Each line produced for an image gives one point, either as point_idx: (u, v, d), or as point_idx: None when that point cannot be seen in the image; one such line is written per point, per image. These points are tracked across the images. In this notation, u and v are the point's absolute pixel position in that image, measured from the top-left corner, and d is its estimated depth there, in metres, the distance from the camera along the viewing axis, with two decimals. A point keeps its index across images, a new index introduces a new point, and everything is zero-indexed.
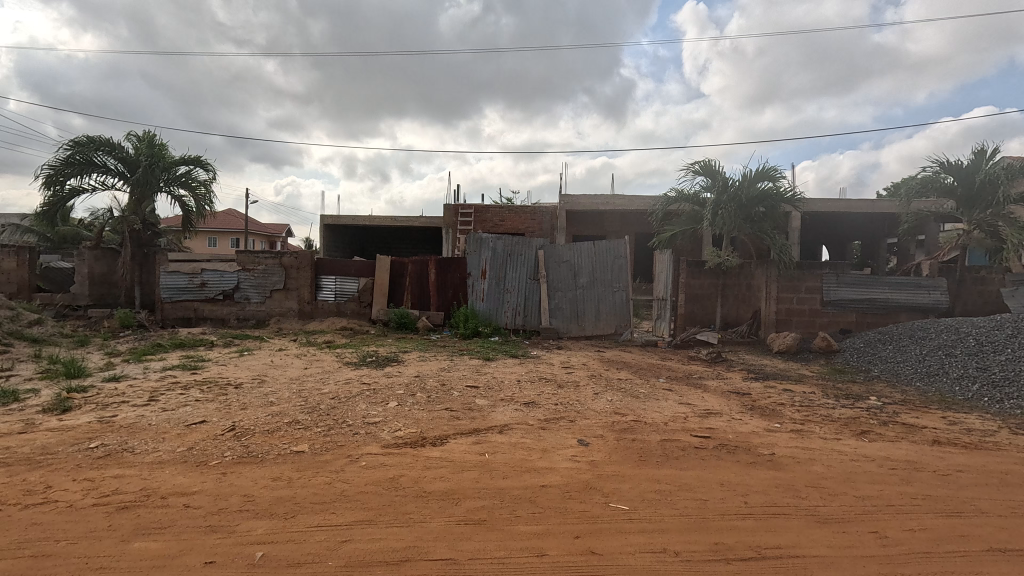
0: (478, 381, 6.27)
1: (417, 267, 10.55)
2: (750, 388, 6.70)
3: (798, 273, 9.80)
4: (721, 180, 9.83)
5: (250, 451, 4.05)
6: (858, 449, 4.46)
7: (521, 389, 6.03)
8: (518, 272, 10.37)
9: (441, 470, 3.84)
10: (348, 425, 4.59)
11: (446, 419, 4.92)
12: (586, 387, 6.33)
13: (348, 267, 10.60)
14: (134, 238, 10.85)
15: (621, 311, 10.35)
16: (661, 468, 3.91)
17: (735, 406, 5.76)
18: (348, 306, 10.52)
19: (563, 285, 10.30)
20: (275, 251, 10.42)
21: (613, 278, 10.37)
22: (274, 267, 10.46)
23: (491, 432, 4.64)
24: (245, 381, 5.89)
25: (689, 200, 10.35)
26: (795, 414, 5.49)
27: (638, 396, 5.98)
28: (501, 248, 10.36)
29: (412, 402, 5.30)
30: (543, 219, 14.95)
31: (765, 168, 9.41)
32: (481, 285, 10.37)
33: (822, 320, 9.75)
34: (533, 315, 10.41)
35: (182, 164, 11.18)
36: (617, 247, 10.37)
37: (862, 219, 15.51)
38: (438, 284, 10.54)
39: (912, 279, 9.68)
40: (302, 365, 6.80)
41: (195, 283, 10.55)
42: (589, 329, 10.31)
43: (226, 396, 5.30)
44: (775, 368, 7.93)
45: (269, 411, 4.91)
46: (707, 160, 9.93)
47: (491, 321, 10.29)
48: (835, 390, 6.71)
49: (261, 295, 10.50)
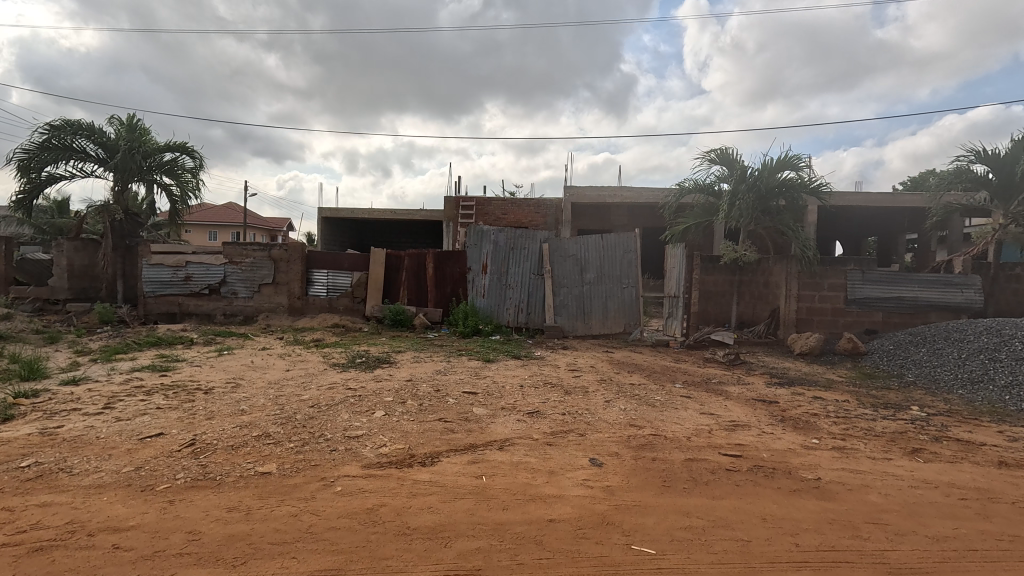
0: (476, 385, 5.68)
1: (414, 261, 9.97)
2: (777, 395, 6.08)
3: (821, 270, 9.13)
4: (739, 169, 9.17)
5: (207, 473, 3.46)
6: (915, 472, 3.85)
7: (524, 396, 5.43)
8: (522, 267, 9.79)
9: (429, 499, 3.25)
10: (326, 440, 3.99)
11: (439, 431, 4.33)
12: (596, 393, 5.73)
13: (341, 261, 10.01)
14: (115, 229, 10.27)
15: (630, 309, 9.64)
16: (690, 498, 3.30)
17: (764, 417, 5.15)
18: (341, 301, 9.92)
19: (568, 281, 9.72)
20: (265, 243, 9.87)
21: (622, 273, 9.67)
22: (263, 260, 9.89)
23: (490, 449, 4.05)
24: (217, 386, 5.29)
25: (703, 191, 9.73)
26: (833, 427, 4.88)
27: (654, 404, 5.37)
28: (504, 241, 9.77)
29: (401, 411, 4.70)
30: (547, 213, 14.32)
31: (788, 156, 8.74)
32: (482, 281, 9.79)
33: (846, 319, 9.10)
34: (537, 313, 9.82)
35: (166, 151, 10.63)
36: (627, 240, 9.62)
37: (881, 213, 14.84)
38: (436, 279, 9.93)
39: (943, 277, 9.05)
40: (285, 366, 6.20)
41: (179, 277, 9.95)
42: (595, 327, 9.70)
43: (192, 403, 4.71)
44: (799, 373, 7.32)
45: (238, 421, 4.31)
46: (724, 147, 9.27)
47: (492, 319, 9.71)
48: (870, 397, 6.09)
49: (249, 290, 9.92)
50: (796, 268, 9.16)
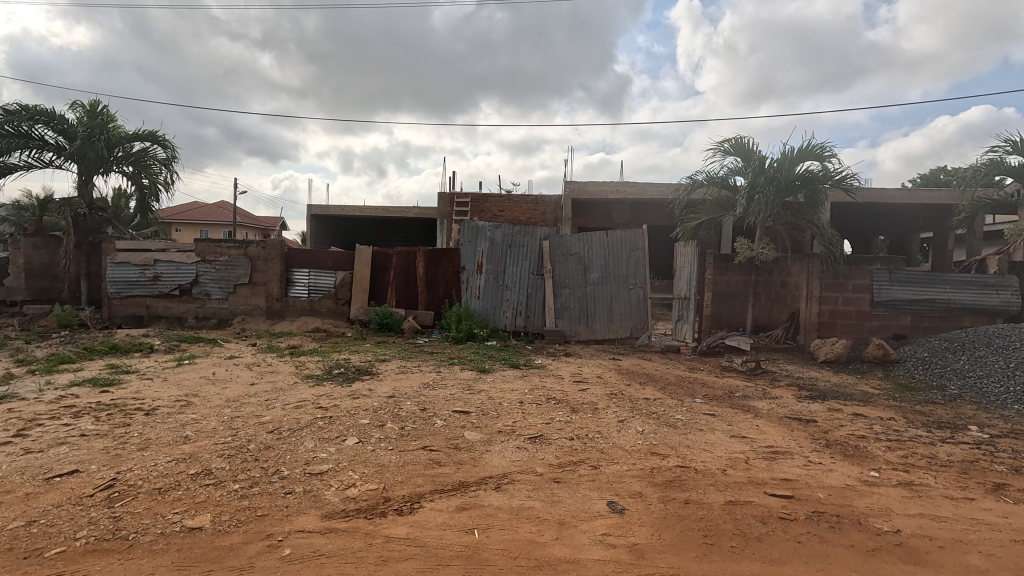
0: (469, 403, 4.91)
1: (403, 259, 9.19)
2: (811, 411, 5.34)
3: (845, 269, 8.39)
4: (757, 160, 8.35)
5: (118, 529, 2.67)
6: (1011, 519, 3.09)
7: (525, 415, 4.66)
8: (520, 266, 9.04)
9: (403, 567, 2.48)
10: (281, 478, 3.22)
11: (422, 465, 3.55)
12: (607, 412, 4.96)
13: (324, 259, 9.20)
14: (78, 224, 9.44)
15: (637, 311, 8.90)
16: (744, 565, 2.54)
17: (805, 441, 4.40)
18: (324, 303, 9.13)
19: (571, 281, 8.98)
20: (240, 240, 9.08)
21: (628, 273, 8.93)
22: (238, 258, 9.09)
23: (483, 489, 3.28)
24: (164, 404, 4.49)
25: (717, 185, 8.96)
26: (888, 454, 4.13)
27: (676, 425, 4.62)
28: (501, 238, 9.03)
29: (377, 438, 3.92)
30: (547, 210, 13.56)
31: (812, 145, 7.93)
32: (477, 281, 9.05)
33: (872, 323, 8.39)
34: (536, 316, 9.08)
35: (135, 140, 9.85)
36: (633, 237, 8.88)
37: (894, 208, 14.19)
38: (427, 279, 9.15)
39: (978, 277, 8.35)
40: (250, 379, 5.42)
41: (147, 276, 9.14)
42: (600, 332, 8.95)
43: (127, 428, 3.91)
44: (829, 384, 6.59)
45: (176, 453, 3.52)
46: (740, 137, 8.46)
47: (488, 322, 8.96)
48: (916, 414, 5.35)
49: (223, 291, 9.12)
50: (819, 267, 8.41)
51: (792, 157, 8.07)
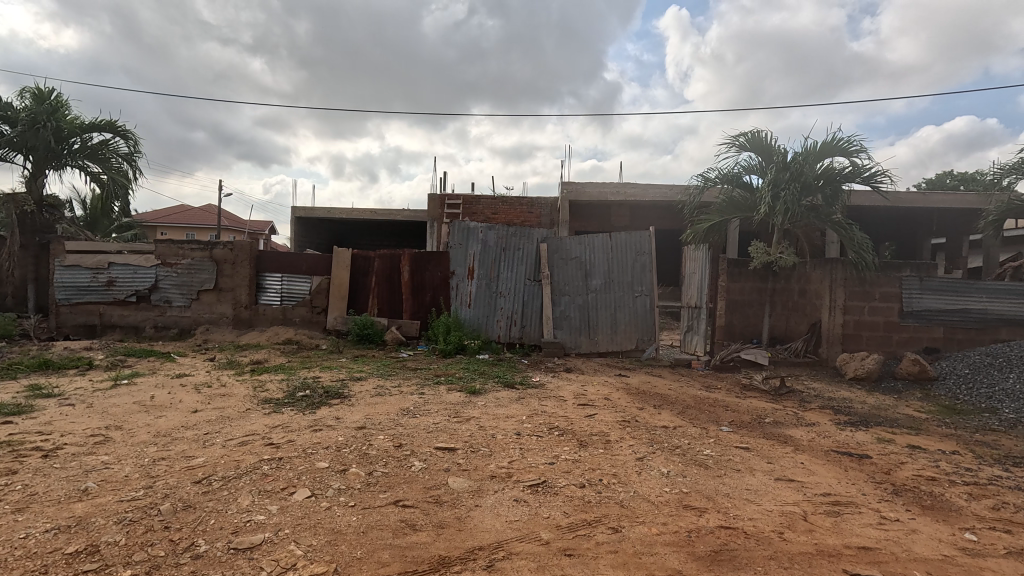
0: (456, 436, 4.06)
1: (385, 263, 8.34)
2: (859, 442, 4.54)
3: (872, 276, 7.62)
4: (775, 155, 7.57)
5: None
6: None
7: (523, 452, 3.82)
8: (515, 271, 8.24)
9: None
10: (194, 561, 2.34)
11: (390, 531, 2.69)
12: (621, 447, 4.13)
13: (298, 263, 8.33)
14: (25, 223, 8.54)
15: (643, 322, 8.09)
16: None
17: (867, 486, 3.58)
18: (298, 311, 8.23)
19: (570, 288, 8.18)
20: (205, 242, 8.21)
21: (633, 279, 8.13)
22: (202, 261, 8.21)
23: (471, 571, 2.42)
24: (73, 441, 3.60)
25: (730, 183, 8.18)
26: (976, 506, 3.32)
27: (707, 466, 3.80)
28: (494, 241, 8.22)
29: (336, 490, 3.05)
30: (543, 212, 12.81)
31: (837, 139, 7.17)
32: (468, 287, 8.22)
33: (901, 336, 7.65)
34: (533, 326, 8.25)
35: (91, 131, 9.00)
36: (639, 240, 8.09)
37: (905, 212, 13.59)
38: (412, 285, 8.30)
39: (1017, 286, 7.62)
40: (193, 405, 4.54)
41: (100, 281, 8.23)
42: (603, 344, 8.14)
43: (9, 478, 3.01)
44: (867, 407, 5.81)
45: (61, 518, 2.62)
46: (757, 130, 7.69)
47: (480, 333, 8.12)
48: (979, 445, 4.57)
49: (186, 297, 8.23)
50: (842, 274, 7.66)
51: (816, 152, 7.30)
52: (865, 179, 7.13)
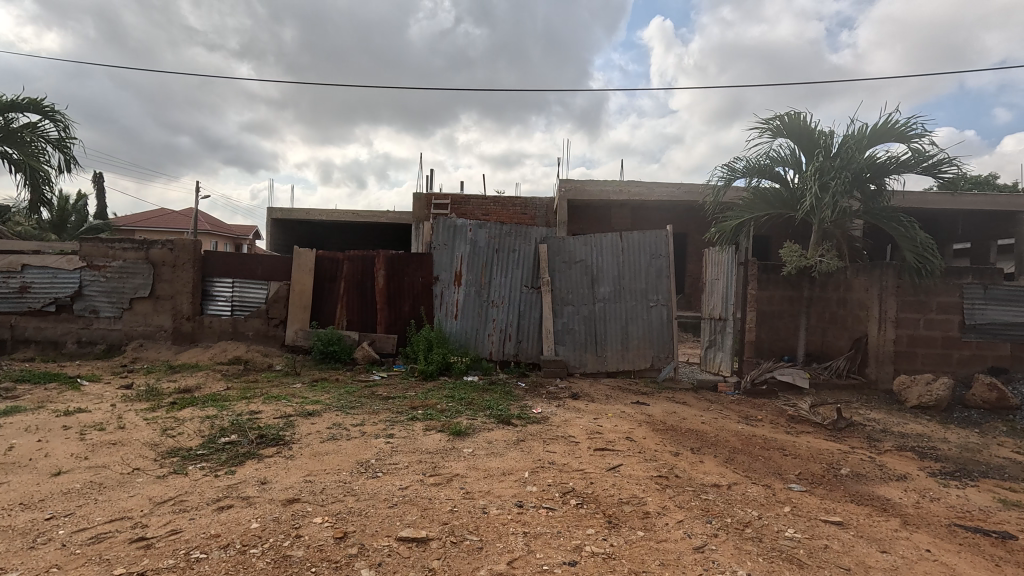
0: (429, 515, 2.79)
1: (357, 267, 7.07)
2: (985, 509, 3.34)
3: (930, 283, 6.46)
4: (817, 140, 6.43)
5: None
6: None
7: (529, 546, 2.56)
8: (510, 276, 7.01)
9: None
10: None
11: None
12: (668, 527, 2.88)
13: (253, 267, 7.02)
14: None
15: (659, 337, 6.90)
16: None
17: None
18: (250, 324, 6.91)
19: (574, 297, 6.96)
20: (141, 241, 6.90)
21: (648, 287, 6.94)
22: (136, 264, 6.88)
23: None
24: None
25: (761, 175, 6.95)
26: None
27: (803, 564, 2.56)
28: (485, 241, 7.00)
29: None
30: (538, 213, 11.63)
31: (893, 122, 6.07)
32: (454, 295, 6.99)
33: (962, 354, 6.51)
34: (530, 341, 7.01)
35: (9, 111, 7.67)
36: (656, 241, 6.91)
37: (926, 215, 12.64)
38: (389, 293, 7.02)
39: None
40: (62, 462, 3.21)
41: (12, 288, 6.87)
42: (612, 362, 6.93)
43: None
44: (955, 447, 4.62)
45: None
46: (795, 112, 6.55)
47: (467, 350, 6.86)
48: None
49: (116, 307, 6.89)
50: (894, 279, 6.48)
51: (868, 136, 6.16)
52: (927, 170, 6.06)
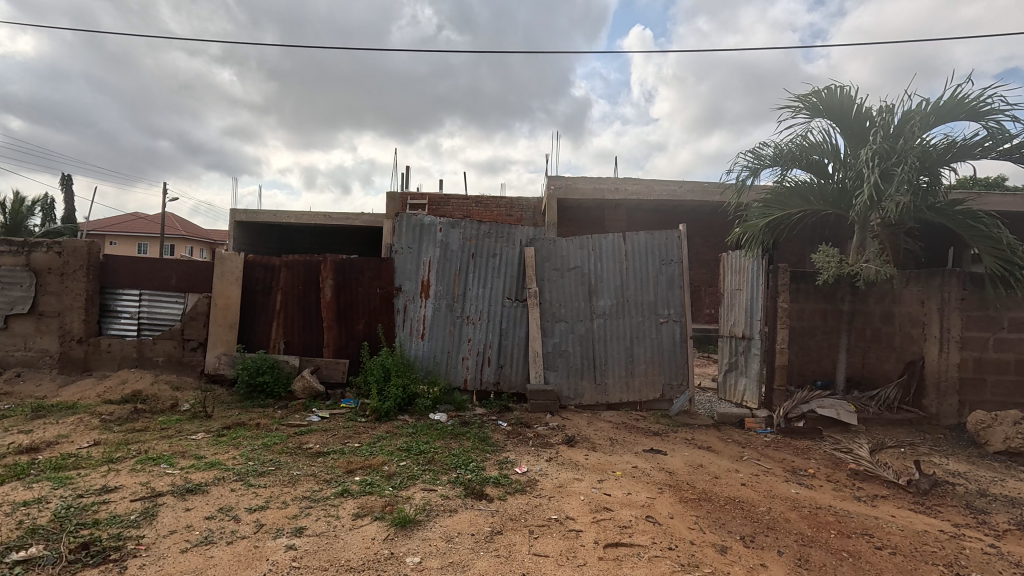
0: None
1: (299, 275, 5.69)
2: None
3: (1002, 295, 5.25)
4: (869, 119, 5.21)
5: None
6: None
7: None
8: (489, 286, 5.68)
9: None
10: None
11: None
12: None
13: (165, 276, 5.60)
14: None
15: (671, 360, 5.62)
16: None
17: None
18: (160, 347, 5.50)
19: (568, 311, 5.67)
20: (20, 242, 5.45)
21: (658, 299, 5.66)
22: (13, 272, 5.43)
23: None
24: None
25: (795, 163, 5.71)
26: None
27: None
28: (458, 244, 5.67)
29: None
30: (525, 215, 10.36)
31: (966, 96, 4.87)
32: (419, 311, 5.65)
33: None
34: (513, 366, 5.68)
35: None
36: (668, 244, 5.65)
37: None
38: (338, 308, 5.66)
39: None
40: None
41: None
42: (613, 392, 5.63)
43: None
44: None
45: None
46: (839, 85, 5.33)
47: (435, 378, 5.51)
48: None
49: None
50: (958, 291, 5.27)
51: (934, 112, 4.95)
52: (1007, 153, 4.86)
